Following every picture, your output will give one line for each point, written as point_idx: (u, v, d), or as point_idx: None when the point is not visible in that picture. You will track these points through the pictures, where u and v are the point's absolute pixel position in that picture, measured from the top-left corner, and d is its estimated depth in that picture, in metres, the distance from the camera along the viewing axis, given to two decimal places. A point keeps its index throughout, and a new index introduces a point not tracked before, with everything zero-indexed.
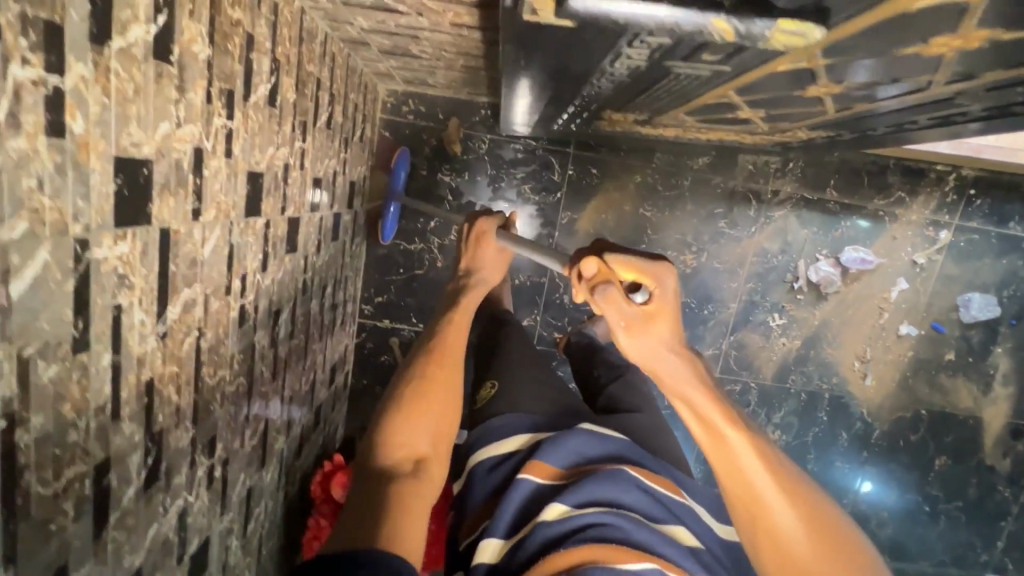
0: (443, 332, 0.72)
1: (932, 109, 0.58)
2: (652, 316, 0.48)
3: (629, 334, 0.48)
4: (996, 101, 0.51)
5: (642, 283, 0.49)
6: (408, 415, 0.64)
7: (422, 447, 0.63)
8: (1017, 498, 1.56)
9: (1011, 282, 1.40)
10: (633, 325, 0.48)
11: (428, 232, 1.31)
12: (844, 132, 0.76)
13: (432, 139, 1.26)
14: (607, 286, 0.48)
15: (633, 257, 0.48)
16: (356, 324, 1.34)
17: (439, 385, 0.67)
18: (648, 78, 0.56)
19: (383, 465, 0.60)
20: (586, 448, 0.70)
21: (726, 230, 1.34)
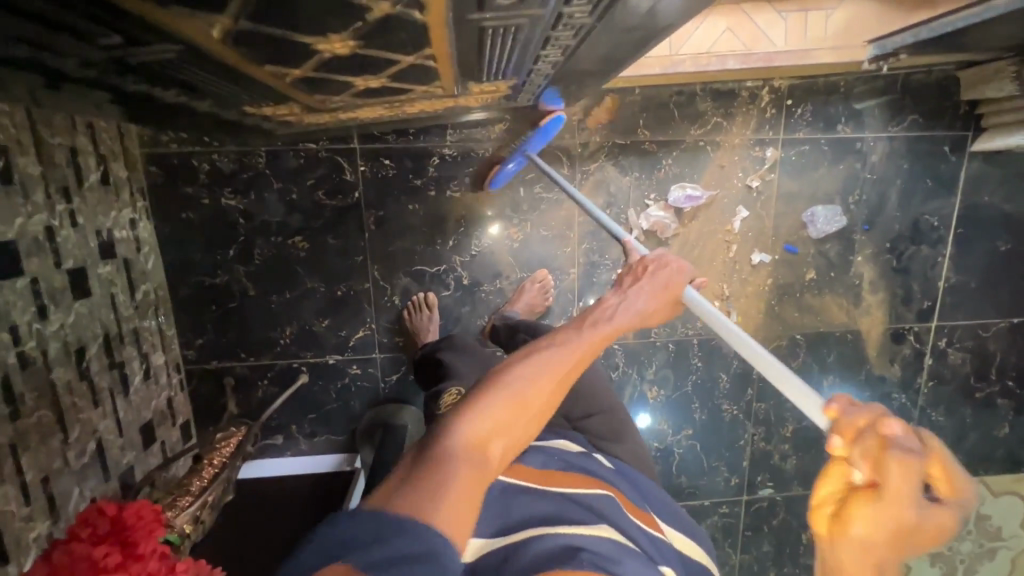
0: (513, 372, 0.60)
1: (514, 39, 0.51)
2: (923, 532, 0.41)
3: (907, 509, 0.40)
4: (530, 17, 0.45)
5: (940, 488, 0.42)
6: (509, 413, 0.56)
7: (498, 449, 0.54)
8: (915, 403, 1.52)
9: (853, 187, 1.34)
10: (892, 526, 0.41)
11: (230, 262, 1.23)
12: (518, 77, 0.70)
13: (204, 164, 1.18)
14: (914, 451, 0.41)
15: (952, 462, 0.42)
16: (182, 373, 1.27)
17: (581, 362, 0.64)
18: (163, 71, 0.49)
19: (464, 444, 0.52)
20: (552, 459, 0.79)
21: (544, 195, 1.27)
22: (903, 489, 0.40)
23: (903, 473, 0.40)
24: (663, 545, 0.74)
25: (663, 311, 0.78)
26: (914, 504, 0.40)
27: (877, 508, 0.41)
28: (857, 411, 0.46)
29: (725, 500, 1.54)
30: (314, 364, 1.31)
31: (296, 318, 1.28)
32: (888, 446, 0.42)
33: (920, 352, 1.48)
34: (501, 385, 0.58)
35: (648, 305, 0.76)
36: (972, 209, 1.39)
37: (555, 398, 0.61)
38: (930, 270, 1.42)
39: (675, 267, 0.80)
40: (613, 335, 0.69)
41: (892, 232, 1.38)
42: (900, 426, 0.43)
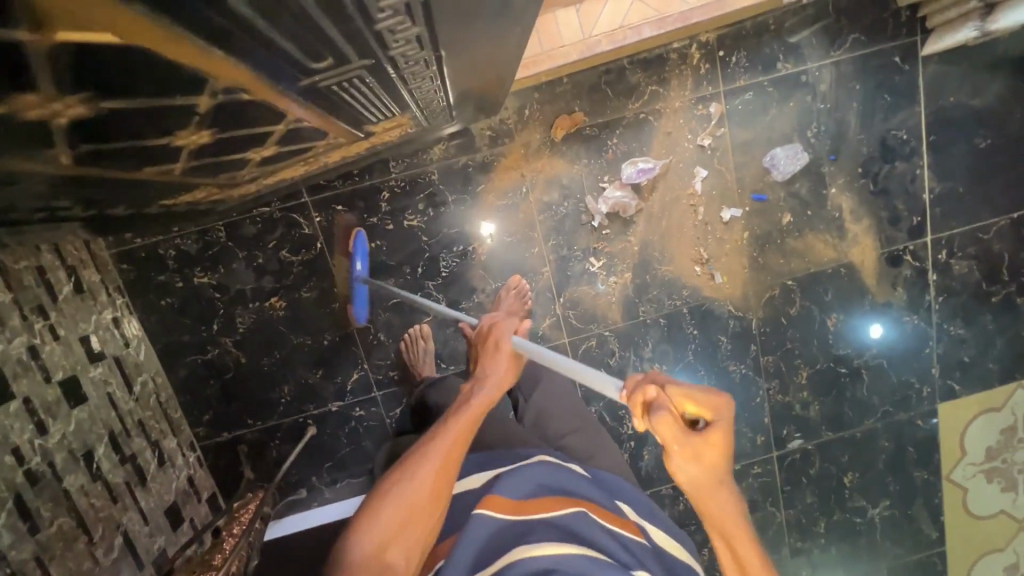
0: (427, 459, 0.66)
1: (370, 86, 0.53)
2: (710, 449, 0.54)
3: (687, 445, 0.53)
4: (363, 67, 0.46)
5: (700, 415, 0.55)
6: (397, 523, 0.63)
7: (396, 557, 0.62)
8: (930, 321, 1.47)
9: (810, 121, 1.31)
10: (688, 450, 0.54)
11: (217, 336, 1.28)
12: (407, 109, 0.71)
13: (170, 251, 1.23)
14: (665, 407, 0.54)
15: (691, 391, 0.55)
16: (198, 449, 1.32)
17: (471, 436, 0.69)
18: (55, 193, 0.52)
19: (352, 568, 0.60)
20: (531, 480, 0.75)
21: (500, 202, 1.28)
22: (674, 437, 0.53)
23: (673, 432, 0.53)
24: (644, 550, 0.72)
25: (509, 378, 0.76)
26: (683, 440, 0.53)
27: (673, 455, 0.54)
28: (632, 381, 0.58)
29: (755, 460, 1.51)
30: (318, 415, 1.34)
31: (290, 375, 1.32)
32: (648, 412, 0.54)
33: (922, 269, 1.43)
34: (393, 490, 0.65)
35: (499, 369, 0.76)
36: (940, 113, 1.34)
37: (447, 484, 0.66)
38: (911, 184, 1.37)
39: (507, 327, 0.81)
40: (483, 410, 0.71)
41: (861, 155, 1.34)
42: (653, 390, 0.55)
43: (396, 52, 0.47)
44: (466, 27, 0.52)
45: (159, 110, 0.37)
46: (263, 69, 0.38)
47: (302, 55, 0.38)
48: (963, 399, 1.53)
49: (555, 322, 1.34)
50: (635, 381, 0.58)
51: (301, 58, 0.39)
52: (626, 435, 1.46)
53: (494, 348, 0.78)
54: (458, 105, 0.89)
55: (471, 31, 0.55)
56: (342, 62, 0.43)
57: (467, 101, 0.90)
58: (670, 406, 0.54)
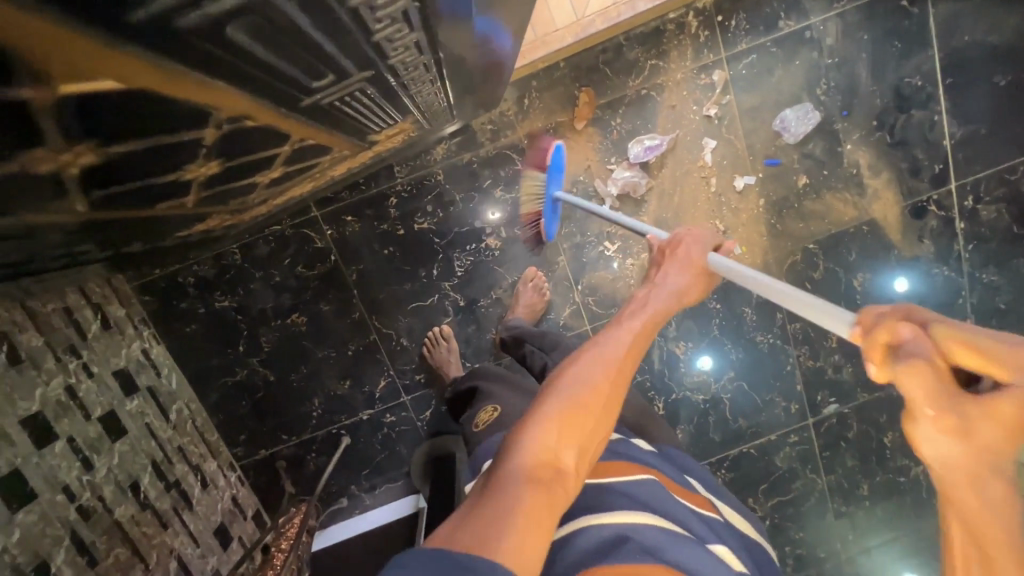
0: (577, 368, 0.59)
1: (375, 95, 0.52)
2: (994, 428, 0.31)
3: (961, 413, 0.31)
4: (365, 79, 0.46)
5: (988, 375, 0.32)
6: (565, 423, 0.53)
7: (572, 457, 0.52)
8: (962, 271, 1.42)
9: (818, 78, 1.26)
10: (955, 421, 0.31)
11: (244, 357, 1.29)
12: (410, 114, 0.70)
13: (189, 278, 1.24)
14: (927, 352, 0.33)
15: (975, 335, 0.32)
16: (238, 469, 1.34)
17: (621, 379, 0.59)
18: (76, 238, 0.52)
19: (528, 452, 0.51)
20: (601, 449, 0.74)
21: (508, 195, 1.26)
22: (934, 392, 0.32)
23: (928, 385, 0.32)
24: (713, 524, 0.72)
25: (695, 291, 0.71)
26: (952, 399, 0.32)
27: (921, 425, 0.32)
28: (884, 319, 0.37)
29: (791, 428, 1.49)
30: (351, 424, 1.36)
31: (320, 388, 1.33)
32: (893, 359, 0.34)
33: (948, 218, 1.38)
34: (563, 389, 0.57)
35: (681, 283, 0.71)
36: (955, 54, 1.28)
37: (613, 403, 0.57)
38: (930, 131, 1.32)
39: (701, 241, 0.74)
40: (659, 321, 0.66)
41: (874, 108, 1.29)
42: (915, 330, 0.34)
43: (394, 61, 0.46)
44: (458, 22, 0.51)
45: (169, 146, 0.37)
46: (262, 95, 0.37)
47: (306, 74, 0.37)
48: None
49: (575, 310, 1.33)
50: (879, 317, 0.37)
51: (305, 76, 0.38)
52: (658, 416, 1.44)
53: (680, 263, 0.72)
54: (458, 104, 0.87)
55: (463, 29, 0.53)
56: (346, 75, 0.42)
57: (467, 100, 0.89)
58: (942, 355, 0.32)
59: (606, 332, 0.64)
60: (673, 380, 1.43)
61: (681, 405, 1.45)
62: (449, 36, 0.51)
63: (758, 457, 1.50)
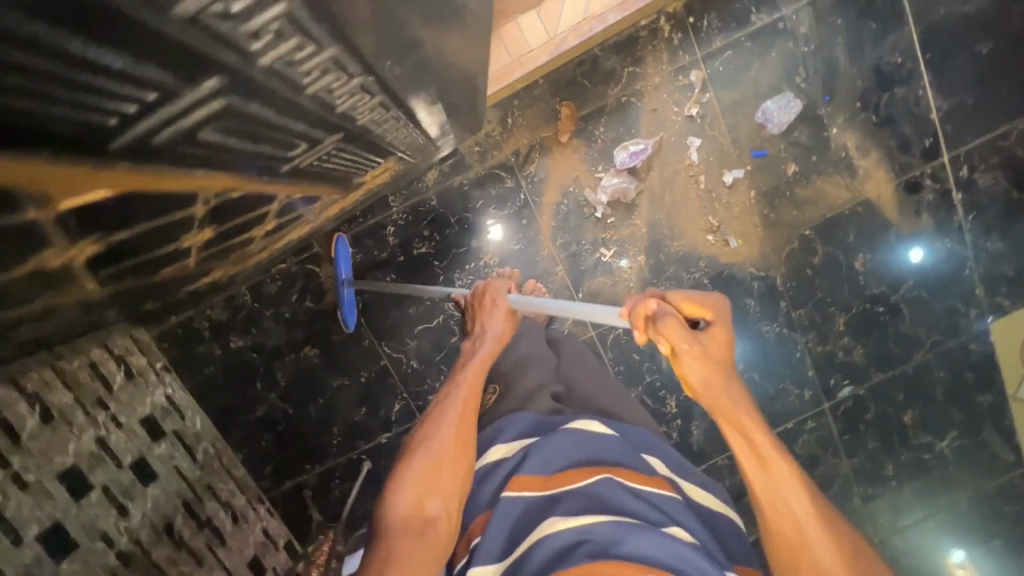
0: (428, 431, 0.84)
1: (346, 148, 0.57)
2: (715, 347, 0.64)
3: (692, 344, 0.63)
4: (331, 134, 0.50)
5: (701, 316, 0.66)
6: (417, 491, 0.77)
7: (435, 505, 0.76)
8: (964, 241, 1.41)
9: (796, 67, 1.27)
10: (692, 347, 0.63)
11: (262, 393, 1.34)
12: (391, 157, 0.75)
13: (204, 322, 1.30)
14: (668, 314, 0.63)
15: (687, 294, 0.66)
16: (267, 501, 1.38)
17: (467, 423, 0.84)
18: (91, 312, 0.57)
19: (398, 516, 0.75)
20: (556, 448, 0.74)
21: (501, 213, 1.29)
22: (681, 337, 0.62)
23: (679, 332, 0.62)
24: (675, 506, 0.70)
25: (508, 327, 0.97)
26: (690, 338, 0.63)
27: (683, 357, 0.63)
28: (637, 302, 0.65)
29: (807, 415, 1.49)
30: (370, 449, 1.39)
31: (338, 416, 1.37)
32: (653, 323, 0.63)
33: (944, 190, 1.38)
34: (419, 453, 0.81)
35: (498, 328, 0.96)
36: (933, 28, 1.28)
37: (467, 447, 0.81)
38: (916, 107, 1.32)
39: (504, 285, 1.01)
40: (485, 364, 0.93)
41: (856, 90, 1.30)
42: (655, 302, 0.64)
43: (345, 108, 0.49)
44: (410, 56, 0.53)
45: (164, 226, 0.42)
46: (229, 174, 0.41)
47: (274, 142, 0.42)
48: (1017, 314, 1.45)
49: None
50: (635, 304, 0.65)
51: (272, 143, 0.42)
52: (671, 414, 1.45)
53: (491, 307, 0.98)
54: (441, 136, 0.91)
55: (421, 77, 0.59)
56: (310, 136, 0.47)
57: (449, 130, 0.92)
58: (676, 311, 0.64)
59: (446, 395, 0.89)
60: None
61: (694, 401, 1.46)
62: (407, 84, 0.56)
63: None
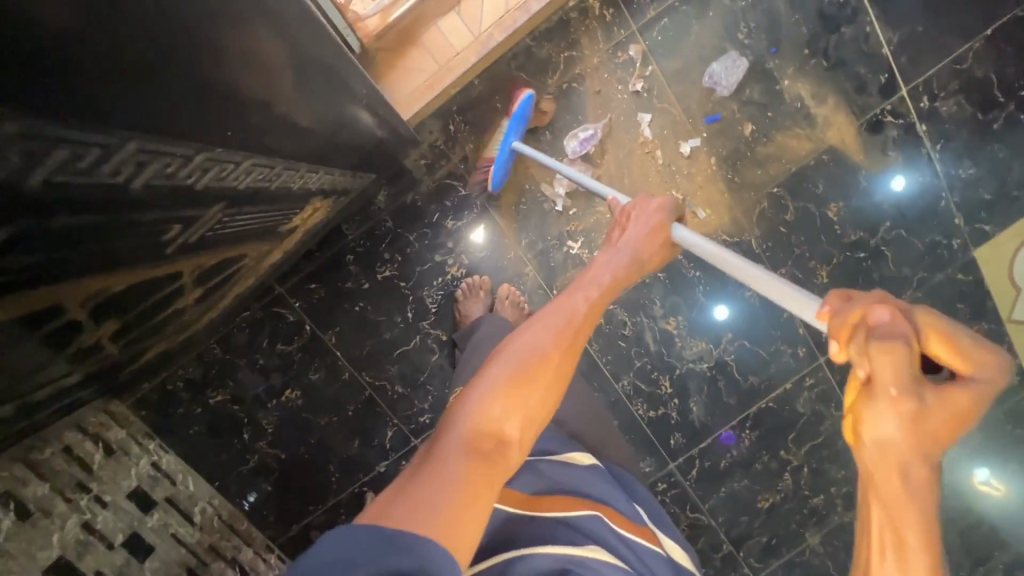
0: (537, 323, 0.65)
1: (179, 196, 0.65)
2: (940, 411, 0.46)
3: (922, 390, 0.45)
4: (140, 191, 0.58)
5: (948, 364, 0.47)
6: (510, 393, 0.56)
7: (515, 427, 0.55)
8: (936, 173, 1.37)
9: (735, 23, 1.23)
10: (914, 400, 0.45)
11: (251, 444, 1.31)
12: (267, 185, 0.81)
13: (178, 382, 1.27)
14: (907, 334, 0.46)
15: (955, 330, 0.47)
16: (275, 550, 1.35)
17: (576, 340, 0.65)
18: (26, 395, 0.67)
19: (473, 417, 0.54)
20: (546, 479, 0.76)
21: (460, 223, 1.25)
22: (902, 368, 0.45)
23: (902, 361, 0.45)
24: (653, 559, 0.73)
25: (658, 258, 0.88)
26: (920, 388, 0.45)
27: (881, 401, 0.46)
28: (851, 307, 0.53)
29: (805, 373, 1.45)
30: (369, 481, 1.36)
31: (331, 453, 1.34)
32: (878, 333, 0.47)
33: (908, 124, 1.34)
34: (511, 355, 0.61)
35: (639, 251, 0.84)
36: None
37: (568, 355, 0.63)
38: (866, 44, 1.28)
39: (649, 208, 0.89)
40: (615, 283, 0.75)
41: (802, 36, 1.26)
42: (889, 312, 0.48)
43: (146, 177, 0.58)
44: (211, 115, 0.63)
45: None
46: (80, 250, 0.55)
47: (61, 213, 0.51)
48: (1002, 237, 1.41)
49: None
50: (857, 301, 0.53)
51: (61, 219, 0.51)
52: (667, 395, 1.43)
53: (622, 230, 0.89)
54: (341, 169, 1.02)
55: (230, 114, 0.67)
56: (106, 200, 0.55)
57: (346, 164, 1.01)
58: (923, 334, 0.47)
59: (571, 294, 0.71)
60: (671, 357, 1.42)
61: (687, 378, 1.43)
62: (210, 125, 0.64)
63: (780, 410, 1.46)
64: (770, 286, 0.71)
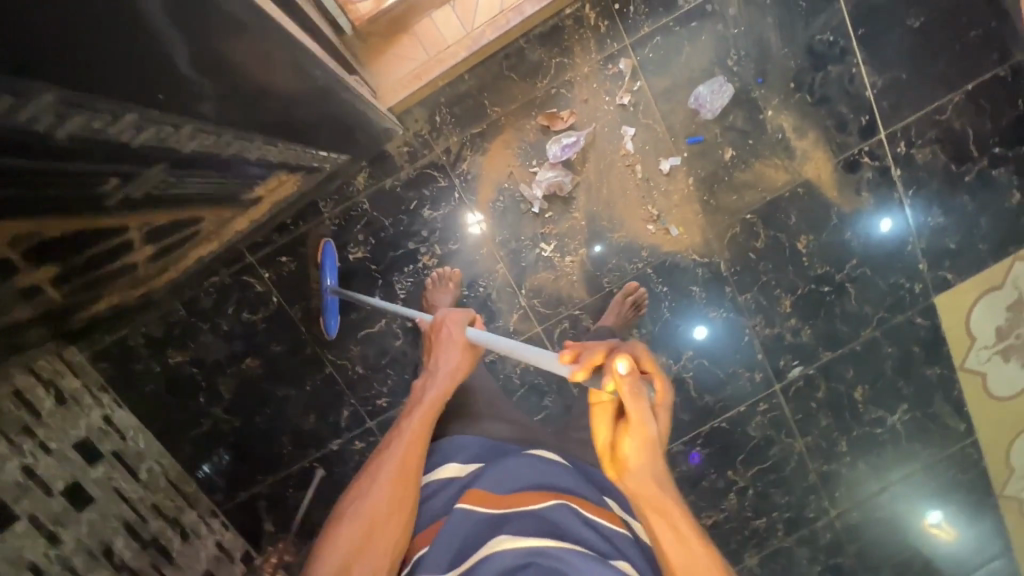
0: (389, 448, 0.84)
1: (109, 154, 0.65)
2: (654, 414, 0.68)
3: (639, 408, 0.66)
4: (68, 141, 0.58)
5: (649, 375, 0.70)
6: (341, 560, 0.72)
7: (362, 565, 0.72)
8: (906, 218, 1.40)
9: (726, 49, 1.26)
10: (641, 416, 0.66)
11: (206, 408, 1.32)
12: (221, 154, 0.85)
13: (140, 340, 1.27)
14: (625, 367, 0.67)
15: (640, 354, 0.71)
16: (220, 515, 1.37)
17: (422, 437, 0.85)
18: None
19: None
20: (514, 474, 0.79)
21: (436, 213, 1.27)
22: (631, 395, 0.65)
23: (629, 390, 0.65)
24: (625, 542, 0.72)
25: (466, 359, 1.00)
26: (642, 407, 0.66)
27: (627, 421, 0.65)
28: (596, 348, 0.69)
29: (760, 398, 1.48)
30: (320, 457, 1.38)
31: (286, 426, 1.36)
32: (608, 372, 0.66)
33: (883, 167, 1.37)
34: (347, 520, 0.76)
35: (450, 363, 0.98)
36: (863, 4, 1.27)
37: (409, 485, 0.80)
38: (850, 84, 1.31)
39: (452, 320, 1.02)
40: (440, 397, 0.93)
41: (790, 70, 1.29)
42: (612, 350, 0.68)
43: (82, 133, 0.58)
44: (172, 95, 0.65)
45: None
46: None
47: None
48: (961, 287, 1.45)
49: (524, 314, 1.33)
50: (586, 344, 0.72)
51: None
52: None
53: (438, 340, 1.01)
54: (308, 146, 1.04)
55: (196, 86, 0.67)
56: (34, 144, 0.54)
57: (319, 143, 1.04)
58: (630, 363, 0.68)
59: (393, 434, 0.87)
60: None
61: None
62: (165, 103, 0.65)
63: (731, 431, 1.49)
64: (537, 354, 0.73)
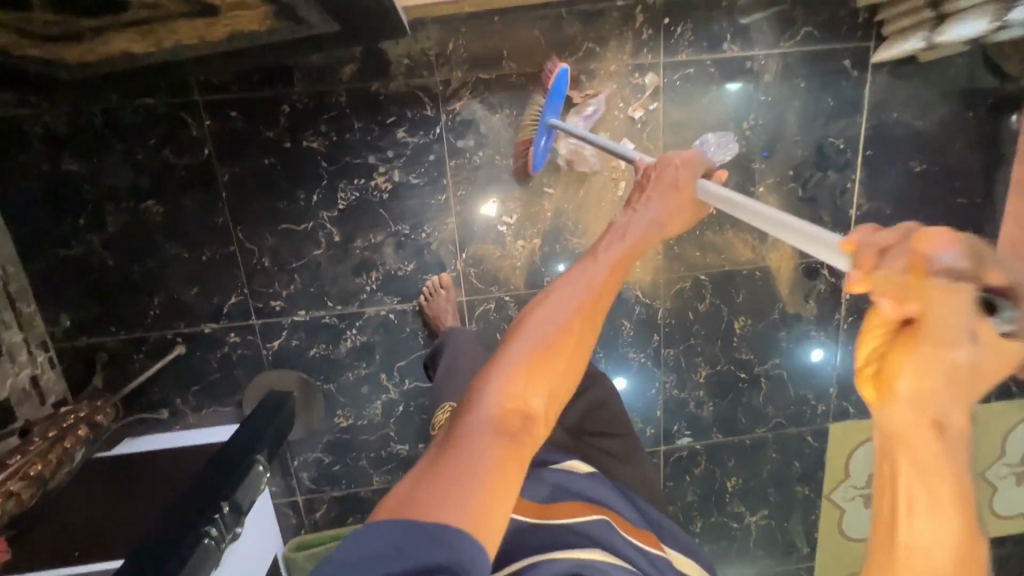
0: (592, 265, 0.62)
1: None
2: (977, 372, 0.36)
3: (949, 339, 0.35)
4: None
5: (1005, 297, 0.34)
6: (527, 373, 0.51)
7: (538, 403, 0.51)
8: (837, 340, 1.44)
9: (748, 110, 1.25)
10: (913, 354, 0.36)
11: (82, 232, 1.18)
12: None
13: (37, 129, 1.12)
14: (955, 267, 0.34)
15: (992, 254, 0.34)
16: (51, 350, 1.22)
17: (621, 271, 0.62)
18: None
19: (489, 405, 0.49)
20: (552, 485, 0.74)
21: (410, 139, 1.19)
22: (933, 315, 0.35)
23: (946, 301, 0.34)
24: (660, 562, 0.72)
25: (686, 208, 0.76)
26: (955, 337, 0.35)
27: (918, 349, 0.36)
28: (884, 237, 0.39)
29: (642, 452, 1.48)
30: (188, 334, 1.26)
31: (163, 287, 1.23)
32: (888, 266, 0.37)
33: (836, 286, 1.40)
34: (528, 331, 0.54)
35: (661, 205, 0.74)
36: (881, 128, 1.30)
37: (585, 333, 0.56)
38: (840, 197, 1.34)
39: (685, 161, 0.78)
40: (649, 236, 0.70)
41: (794, 158, 1.30)
42: (951, 243, 0.34)
43: None
44: None
45: None
46: None
47: None
48: (856, 423, 1.51)
49: (455, 277, 1.27)
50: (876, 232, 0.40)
51: None
52: None
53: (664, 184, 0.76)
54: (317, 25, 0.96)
55: None
56: None
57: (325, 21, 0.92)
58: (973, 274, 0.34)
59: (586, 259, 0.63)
60: None
61: None
62: None
63: None
64: (817, 234, 0.52)
